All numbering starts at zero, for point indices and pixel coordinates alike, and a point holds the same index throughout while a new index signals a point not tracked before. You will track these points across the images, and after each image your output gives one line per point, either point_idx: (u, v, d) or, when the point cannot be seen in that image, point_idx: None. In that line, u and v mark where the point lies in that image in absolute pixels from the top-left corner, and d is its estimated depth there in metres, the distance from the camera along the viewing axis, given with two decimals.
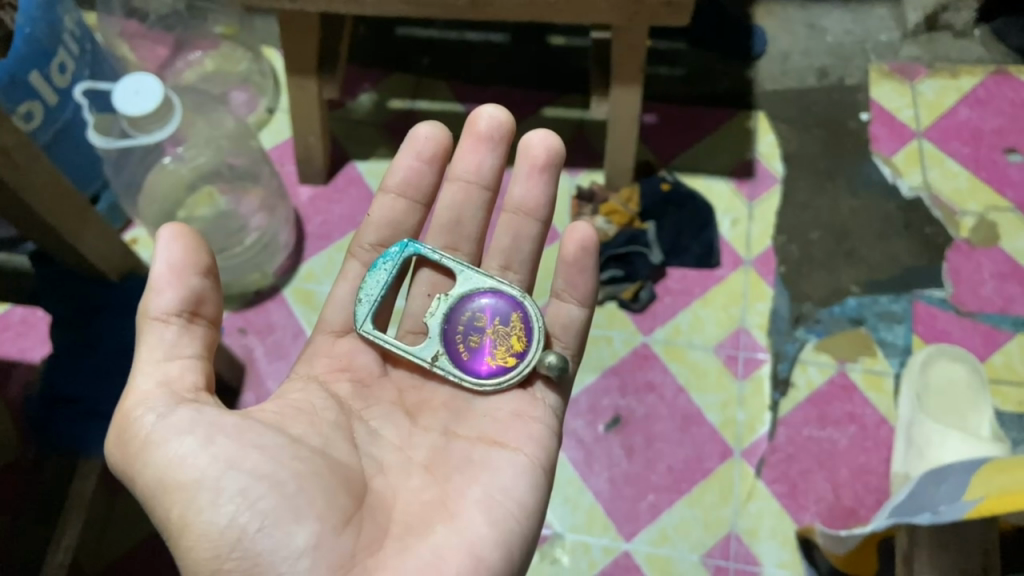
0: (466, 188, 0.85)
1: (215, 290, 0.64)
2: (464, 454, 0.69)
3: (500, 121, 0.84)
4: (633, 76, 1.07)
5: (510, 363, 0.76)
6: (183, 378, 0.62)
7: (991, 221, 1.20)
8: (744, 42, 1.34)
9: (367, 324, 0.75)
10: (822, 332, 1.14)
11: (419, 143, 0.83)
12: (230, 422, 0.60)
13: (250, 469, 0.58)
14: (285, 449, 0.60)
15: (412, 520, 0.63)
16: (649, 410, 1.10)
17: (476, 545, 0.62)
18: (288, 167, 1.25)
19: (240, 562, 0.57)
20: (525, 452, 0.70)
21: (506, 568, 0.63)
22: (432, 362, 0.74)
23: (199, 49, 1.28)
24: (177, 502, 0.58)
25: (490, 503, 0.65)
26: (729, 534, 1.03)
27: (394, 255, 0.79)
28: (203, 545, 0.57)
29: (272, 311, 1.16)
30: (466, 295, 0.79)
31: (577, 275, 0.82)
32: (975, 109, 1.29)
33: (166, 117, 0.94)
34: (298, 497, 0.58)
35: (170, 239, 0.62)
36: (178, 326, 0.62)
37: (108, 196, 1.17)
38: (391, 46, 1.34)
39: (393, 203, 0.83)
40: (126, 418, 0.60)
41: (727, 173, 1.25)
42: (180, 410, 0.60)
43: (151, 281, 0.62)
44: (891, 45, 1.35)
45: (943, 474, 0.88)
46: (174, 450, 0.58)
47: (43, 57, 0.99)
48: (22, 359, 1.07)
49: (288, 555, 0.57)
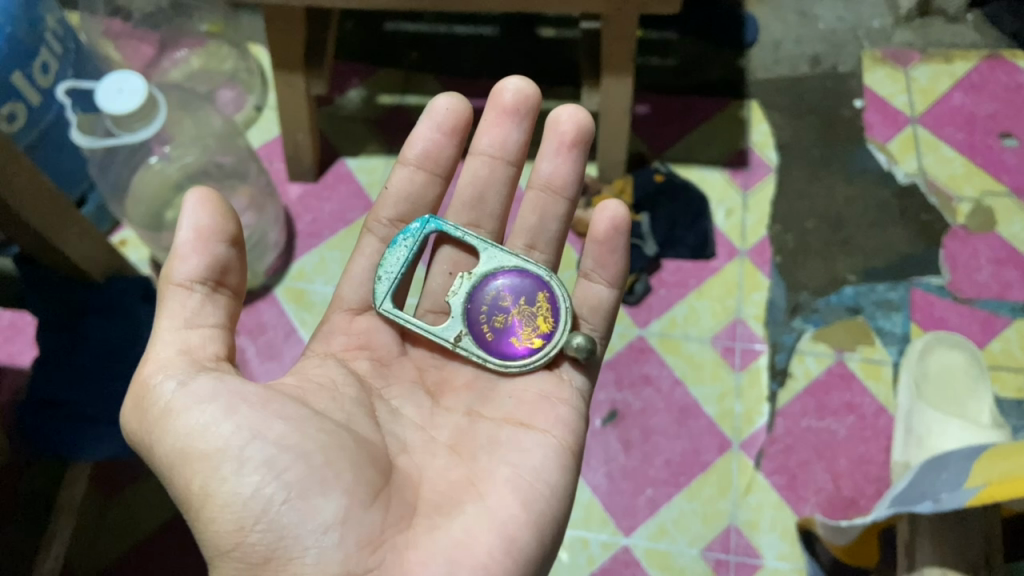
0: (491, 163, 0.84)
1: (240, 260, 0.63)
2: (490, 434, 0.68)
3: (524, 93, 0.82)
4: (623, 66, 1.05)
5: (537, 345, 0.75)
6: (203, 348, 0.61)
7: (987, 207, 1.20)
8: (735, 32, 1.33)
9: (386, 302, 0.74)
10: (818, 322, 1.13)
11: (439, 114, 0.82)
12: (253, 391, 0.59)
13: (275, 439, 0.57)
14: (309, 421, 0.59)
15: (439, 498, 0.62)
16: (646, 404, 1.09)
17: (510, 525, 0.61)
18: (277, 164, 1.24)
19: (264, 534, 0.56)
20: (554, 433, 0.69)
21: (536, 551, 0.62)
22: (455, 342, 0.74)
23: (184, 48, 1.27)
24: (198, 471, 0.57)
25: (519, 483, 0.63)
26: (728, 527, 1.03)
27: (415, 231, 0.77)
28: (225, 516, 0.56)
29: (263, 311, 1.15)
30: (488, 274, 0.78)
31: (608, 254, 0.81)
32: (969, 94, 1.28)
33: (150, 115, 0.93)
34: (324, 470, 0.57)
35: (197, 203, 0.61)
36: (201, 294, 0.61)
37: (95, 198, 1.15)
38: (381, 41, 1.32)
39: (411, 174, 0.82)
40: (145, 385, 0.59)
41: (720, 164, 1.24)
42: (201, 377, 0.59)
43: (176, 246, 0.61)
44: (884, 31, 1.34)
45: (940, 463, 0.87)
46: (195, 418, 0.57)
47: (26, 56, 0.98)
48: (10, 364, 1.06)
49: (315, 529, 0.55)
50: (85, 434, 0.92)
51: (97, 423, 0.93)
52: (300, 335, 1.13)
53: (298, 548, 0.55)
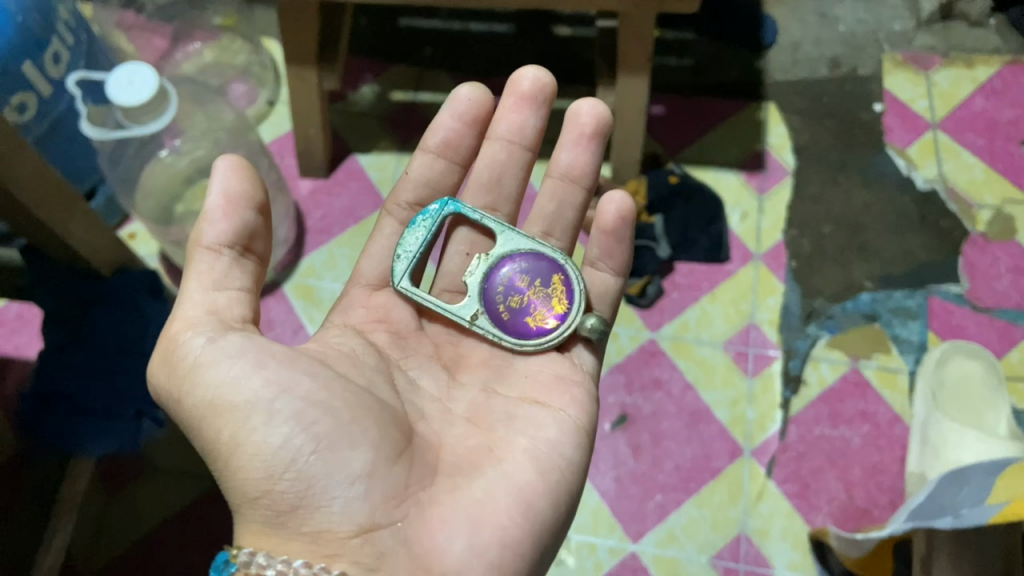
0: (508, 148, 0.82)
1: (266, 228, 0.63)
2: (505, 408, 0.67)
3: (541, 83, 0.82)
4: (641, 67, 1.04)
5: (551, 325, 0.73)
6: (230, 309, 0.60)
7: (1008, 215, 1.17)
8: (755, 32, 1.31)
9: (404, 280, 0.73)
10: (834, 328, 1.11)
11: (461, 104, 0.81)
12: (280, 348, 0.58)
13: (304, 394, 0.56)
14: (334, 380, 0.58)
15: (459, 459, 0.61)
16: (656, 407, 1.09)
17: (526, 490, 0.60)
18: (288, 160, 1.23)
19: (293, 483, 0.55)
20: (568, 412, 0.67)
21: (555, 515, 0.62)
22: (472, 321, 0.72)
23: (198, 41, 1.26)
24: (228, 423, 0.56)
25: (538, 454, 0.63)
26: (738, 534, 1.02)
27: (433, 213, 0.76)
28: (255, 465, 0.55)
29: (273, 306, 1.15)
30: (505, 255, 0.76)
31: (614, 244, 0.80)
32: (990, 99, 1.26)
33: (161, 106, 0.92)
34: (352, 425, 0.56)
35: (228, 170, 0.60)
36: (229, 258, 0.60)
37: (105, 189, 1.15)
38: (394, 37, 1.31)
39: (431, 162, 0.81)
40: (173, 340, 0.58)
41: (736, 166, 1.22)
42: (230, 335, 0.58)
43: (205, 210, 0.60)
44: (905, 34, 1.31)
45: (961, 475, 0.85)
46: (224, 371, 0.56)
47: (37, 46, 0.97)
48: (17, 356, 1.05)
49: (343, 479, 0.55)
50: (93, 430, 0.92)
51: (107, 419, 0.92)
52: (308, 331, 1.12)
53: (326, 497, 0.55)
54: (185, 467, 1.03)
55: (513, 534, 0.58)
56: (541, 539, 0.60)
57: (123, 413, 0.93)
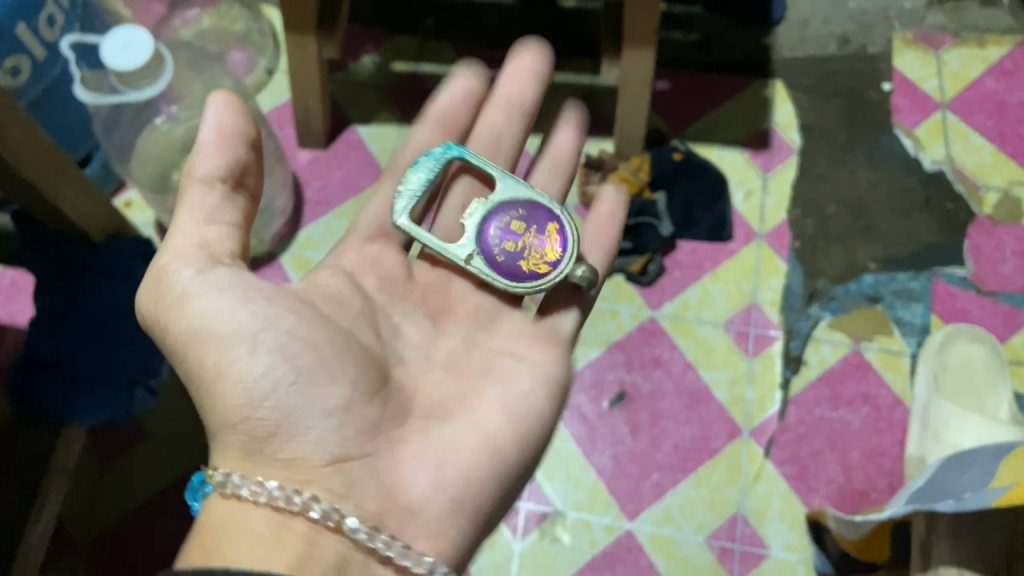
0: (507, 112, 0.89)
1: (257, 163, 0.63)
2: (483, 359, 0.70)
3: (540, 62, 0.90)
4: (646, 40, 1.02)
5: (542, 271, 0.73)
6: (219, 243, 0.60)
7: (1015, 198, 1.16)
8: (763, 7, 1.27)
9: (404, 218, 0.72)
10: (836, 310, 1.10)
11: (466, 81, 0.88)
12: (265, 285, 0.60)
13: (289, 329, 0.58)
14: (316, 319, 0.61)
15: (434, 403, 0.66)
16: (655, 386, 1.08)
17: (495, 435, 0.65)
18: (287, 130, 1.21)
19: (272, 412, 0.58)
20: (543, 366, 0.70)
21: (522, 460, 0.66)
22: (466, 262, 0.72)
23: (196, 7, 1.24)
24: (213, 352, 0.58)
25: (508, 403, 0.67)
26: (735, 514, 1.02)
27: (437, 155, 0.75)
28: (236, 393, 0.57)
29: (270, 279, 1.14)
30: (505, 201, 0.75)
31: (605, 231, 0.88)
32: (1001, 81, 1.24)
33: (156, 72, 0.90)
34: (332, 361, 0.59)
35: (222, 104, 0.61)
36: (221, 192, 0.61)
37: (101, 156, 1.13)
38: (395, 6, 1.28)
39: (431, 129, 0.86)
40: (160, 269, 0.59)
41: (741, 144, 1.20)
42: (216, 268, 0.59)
43: (199, 142, 0.60)
44: (917, 11, 1.28)
45: (966, 459, 0.83)
46: (211, 302, 0.58)
47: (31, 8, 0.95)
48: (12, 324, 1.05)
49: (319, 411, 0.58)
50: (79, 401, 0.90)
51: (95, 389, 0.91)
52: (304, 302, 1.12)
53: (301, 427, 0.58)
54: (184, 433, 1.03)
55: (478, 474, 0.63)
56: (503, 481, 0.65)
57: (115, 384, 0.92)
